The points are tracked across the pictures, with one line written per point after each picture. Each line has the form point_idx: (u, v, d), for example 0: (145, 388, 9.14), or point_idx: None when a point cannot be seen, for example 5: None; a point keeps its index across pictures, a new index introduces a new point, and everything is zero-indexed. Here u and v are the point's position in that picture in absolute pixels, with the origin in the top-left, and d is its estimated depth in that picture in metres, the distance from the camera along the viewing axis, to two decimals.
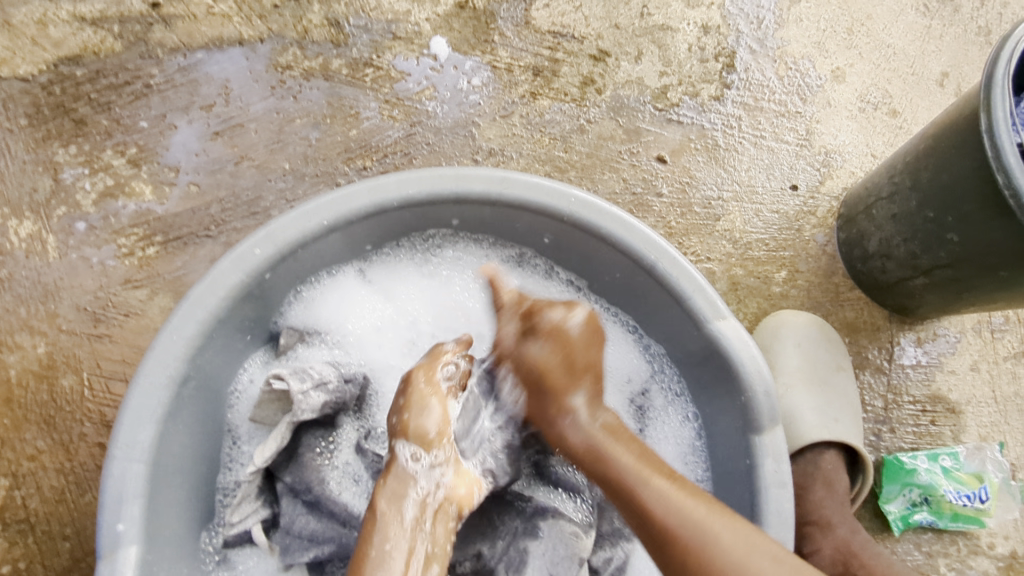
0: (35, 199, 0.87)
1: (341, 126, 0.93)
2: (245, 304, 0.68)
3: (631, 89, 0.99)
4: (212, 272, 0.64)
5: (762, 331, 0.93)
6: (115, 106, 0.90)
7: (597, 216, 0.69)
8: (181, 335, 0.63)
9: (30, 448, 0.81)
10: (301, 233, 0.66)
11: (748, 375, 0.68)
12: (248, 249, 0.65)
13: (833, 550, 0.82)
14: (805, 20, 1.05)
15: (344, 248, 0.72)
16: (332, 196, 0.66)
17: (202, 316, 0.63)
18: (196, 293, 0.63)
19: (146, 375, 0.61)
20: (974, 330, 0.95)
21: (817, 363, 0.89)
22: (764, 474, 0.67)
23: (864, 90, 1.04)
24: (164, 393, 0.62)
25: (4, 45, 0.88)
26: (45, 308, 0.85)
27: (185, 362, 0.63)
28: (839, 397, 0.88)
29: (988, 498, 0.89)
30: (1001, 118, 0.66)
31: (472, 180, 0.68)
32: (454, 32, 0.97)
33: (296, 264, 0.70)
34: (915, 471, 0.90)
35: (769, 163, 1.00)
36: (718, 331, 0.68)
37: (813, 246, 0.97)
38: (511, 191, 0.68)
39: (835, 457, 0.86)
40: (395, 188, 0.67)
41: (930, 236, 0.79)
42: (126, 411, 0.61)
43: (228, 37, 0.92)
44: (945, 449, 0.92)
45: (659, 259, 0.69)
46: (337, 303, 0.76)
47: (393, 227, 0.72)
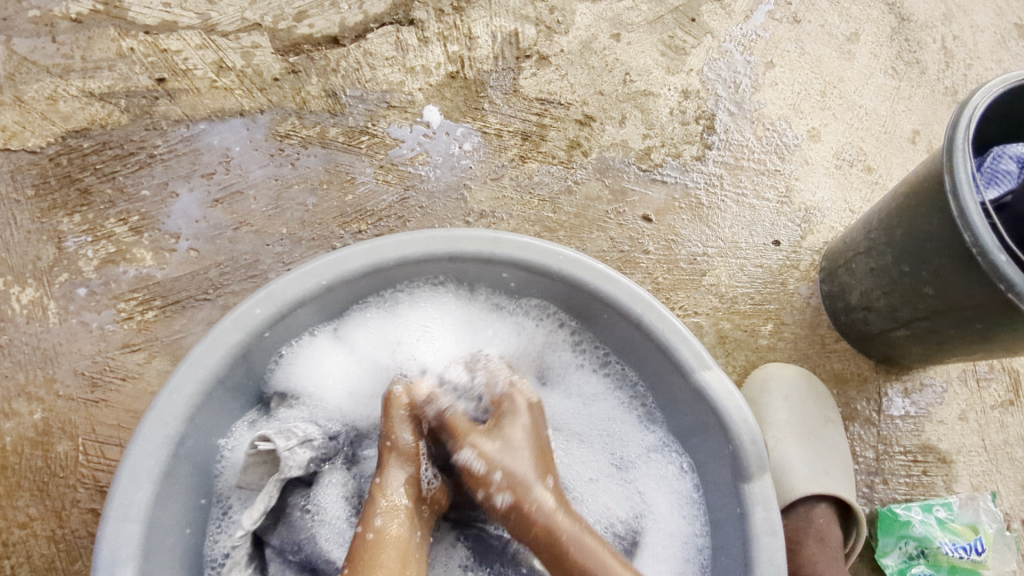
0: (38, 267, 0.89)
1: (338, 191, 0.97)
2: (243, 363, 0.69)
3: (617, 151, 1.04)
4: (213, 331, 0.66)
5: (751, 383, 0.94)
6: (119, 175, 0.93)
7: (586, 273, 0.71)
8: (179, 395, 0.64)
9: (22, 515, 0.81)
10: (298, 294, 0.68)
11: (735, 424, 0.69)
12: (248, 309, 0.67)
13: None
14: (780, 83, 1.11)
15: (338, 308, 0.74)
16: (331, 257, 0.69)
17: (200, 376, 0.65)
18: (195, 353, 0.65)
19: (144, 435, 0.62)
20: (960, 379, 0.97)
21: (806, 416, 0.91)
22: (755, 522, 0.67)
23: (840, 148, 1.09)
24: (163, 452, 0.63)
25: (15, 120, 0.93)
26: (43, 373, 0.86)
27: (182, 422, 0.64)
28: (829, 449, 0.89)
29: (985, 549, 0.89)
30: (963, 179, 0.69)
31: (464, 241, 0.71)
32: (446, 101, 1.02)
33: (292, 323, 0.71)
34: (910, 522, 0.90)
35: (751, 221, 1.03)
36: (705, 380, 0.69)
37: (797, 299, 1.00)
38: (502, 250, 0.71)
39: (826, 511, 0.86)
40: (391, 249, 0.70)
41: (908, 290, 0.82)
42: (123, 470, 0.61)
43: (229, 109, 0.97)
44: (939, 500, 0.92)
45: (645, 311, 0.71)
46: (328, 363, 0.77)
47: (386, 286, 0.75)
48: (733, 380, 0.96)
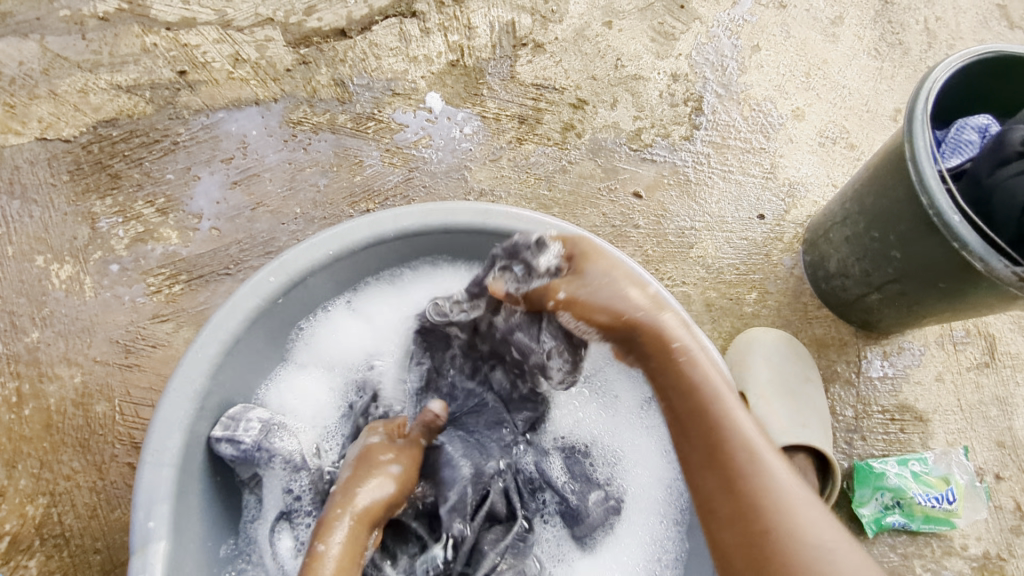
0: (74, 245, 0.96)
1: (347, 173, 1.04)
2: (262, 326, 0.75)
3: (608, 132, 1.10)
4: (233, 296, 0.71)
5: (735, 346, 0.99)
6: (146, 161, 1.00)
7: None
8: (205, 354, 0.69)
9: (65, 468, 0.87)
10: (310, 263, 0.74)
11: None
12: (264, 276, 0.72)
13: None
14: (765, 66, 1.17)
15: (347, 278, 0.79)
16: (338, 230, 0.74)
17: (223, 337, 0.70)
18: (218, 317, 0.71)
19: (176, 390, 0.68)
20: (936, 343, 1.03)
21: (785, 374, 0.95)
22: None
23: (823, 126, 1.15)
24: (189, 405, 0.69)
25: (50, 111, 1.00)
26: (82, 341, 0.92)
27: (207, 378, 0.70)
28: (807, 406, 0.93)
29: (956, 499, 0.93)
30: (921, 147, 0.74)
31: (464, 212, 0.76)
32: (447, 87, 1.08)
33: (306, 291, 0.77)
34: (885, 474, 0.94)
35: (736, 196, 1.09)
36: None
37: (780, 269, 1.06)
38: (498, 220, 0.76)
39: (806, 459, 0.89)
40: (394, 221, 0.75)
41: (878, 255, 0.88)
42: (156, 421, 0.67)
43: (246, 98, 1.04)
44: (914, 455, 0.97)
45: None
46: (347, 329, 0.83)
47: (392, 254, 0.80)
48: (719, 345, 1.02)
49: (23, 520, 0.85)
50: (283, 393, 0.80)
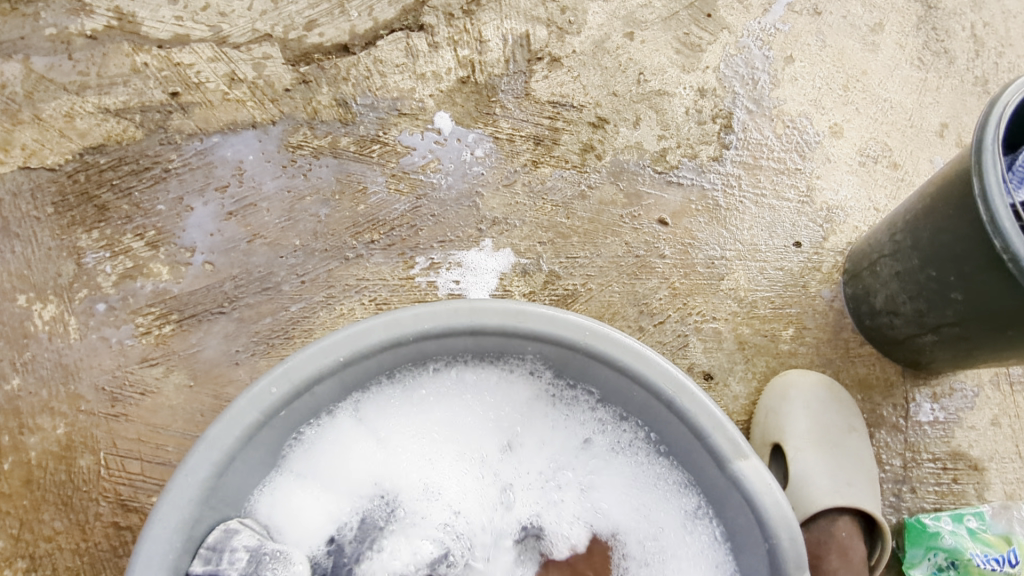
0: (59, 283, 0.89)
1: (350, 201, 0.96)
2: (259, 442, 0.62)
3: (631, 153, 1.02)
4: (228, 408, 0.59)
5: (770, 391, 0.91)
6: (136, 190, 0.94)
7: (617, 349, 0.62)
8: (195, 477, 0.57)
9: (47, 529, 0.80)
10: (314, 371, 0.61)
11: (771, 519, 0.59)
12: (265, 387, 0.60)
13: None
14: (799, 79, 1.08)
15: (358, 383, 0.66)
16: (347, 331, 0.62)
17: (215, 458, 0.58)
18: (212, 432, 0.58)
19: (160, 521, 0.56)
20: (992, 383, 0.94)
21: (827, 426, 0.88)
22: None
23: (863, 144, 1.06)
24: (177, 535, 0.57)
25: (34, 138, 0.94)
26: (65, 387, 0.85)
27: (198, 505, 0.58)
28: (851, 460, 0.87)
29: (1021, 562, 0.84)
30: (993, 183, 0.65)
31: (490, 312, 0.63)
32: (457, 106, 1.01)
33: (309, 402, 0.64)
34: (938, 534, 0.86)
35: (770, 222, 1.01)
36: (740, 472, 0.60)
37: (819, 302, 0.97)
38: (530, 324, 0.63)
39: (847, 522, 0.83)
40: (411, 322, 0.62)
41: (934, 294, 0.79)
42: (137, 557, 0.55)
43: (242, 121, 0.97)
44: (970, 509, 0.89)
45: (677, 393, 0.62)
46: (351, 442, 0.67)
47: (407, 361, 0.66)
48: (752, 388, 0.93)
49: None
50: (279, 505, 0.65)
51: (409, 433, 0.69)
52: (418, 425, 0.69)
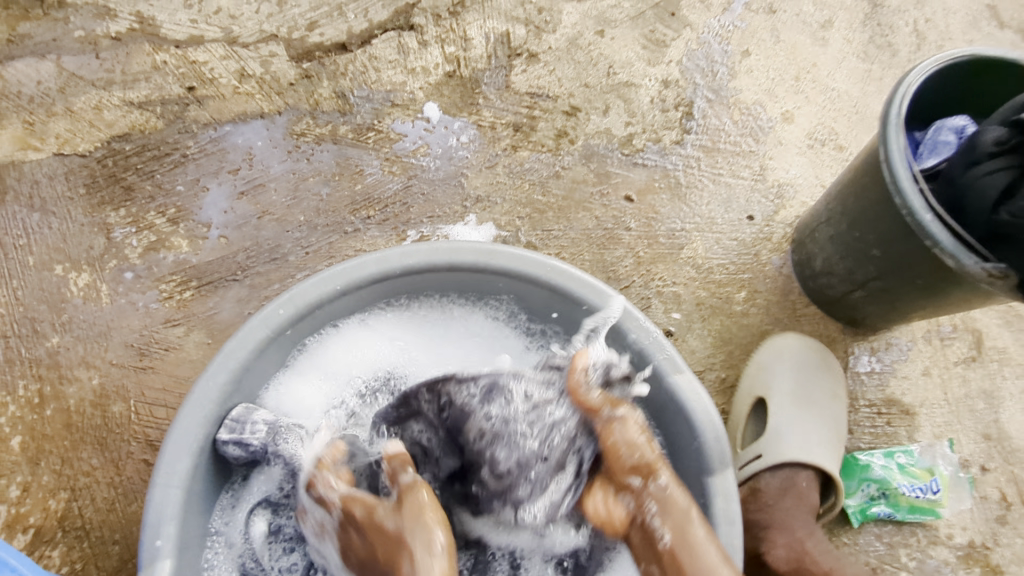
0: (91, 254, 1.01)
1: (348, 182, 1.08)
2: (274, 352, 0.79)
3: (601, 138, 1.13)
4: (244, 327, 0.75)
5: (764, 350, 1.02)
6: (157, 173, 1.05)
7: (571, 283, 0.80)
8: (216, 381, 0.74)
9: (85, 465, 0.92)
10: (318, 297, 0.78)
11: (699, 421, 0.76)
12: (274, 309, 0.76)
13: (787, 544, 0.89)
14: (755, 71, 1.20)
15: (356, 307, 0.84)
16: (345, 266, 0.78)
17: (234, 366, 0.75)
18: (230, 346, 0.75)
19: (187, 413, 0.73)
20: (924, 338, 1.05)
21: (811, 391, 0.98)
22: (715, 511, 0.74)
23: (813, 128, 1.18)
24: (199, 430, 0.73)
25: (67, 128, 1.06)
26: (99, 345, 0.97)
27: (218, 405, 0.74)
28: (826, 428, 0.96)
29: (940, 489, 0.97)
30: (895, 150, 0.77)
31: (465, 252, 0.80)
32: (444, 98, 1.13)
33: (313, 322, 0.81)
34: (870, 466, 0.98)
35: (726, 198, 1.12)
36: (676, 383, 0.77)
37: (769, 268, 1.08)
38: (498, 261, 0.80)
39: (809, 475, 0.93)
40: (399, 259, 0.80)
41: (860, 253, 0.91)
42: (169, 443, 0.72)
43: (251, 112, 1.09)
44: (900, 447, 1.00)
45: (622, 319, 0.79)
46: (345, 348, 0.86)
47: (396, 292, 0.84)
48: (708, 343, 1.04)
49: (47, 513, 0.90)
50: (284, 398, 0.84)
51: (393, 342, 0.88)
52: (399, 336, 0.88)
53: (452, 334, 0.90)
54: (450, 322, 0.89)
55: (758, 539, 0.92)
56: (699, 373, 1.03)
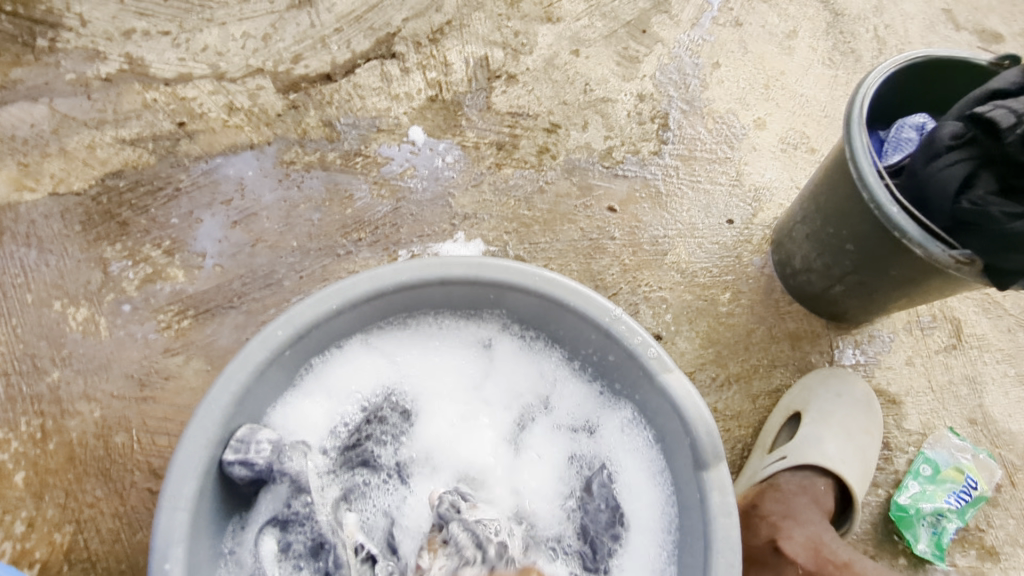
0: (89, 289, 1.03)
1: (339, 207, 1.11)
2: (273, 374, 0.81)
3: (581, 153, 1.17)
4: (243, 350, 0.77)
5: (812, 374, 1.03)
6: (151, 207, 1.08)
7: (560, 290, 0.83)
8: (218, 405, 0.76)
9: (89, 497, 0.93)
10: (314, 317, 0.80)
11: (691, 418, 0.79)
12: (272, 331, 0.78)
13: (805, 538, 0.86)
14: (726, 81, 1.24)
15: (353, 325, 0.86)
16: (339, 285, 0.81)
17: (235, 389, 0.76)
18: (229, 369, 0.77)
19: (190, 438, 0.74)
20: (905, 329, 1.09)
21: (852, 417, 0.98)
22: (711, 506, 0.76)
23: (785, 134, 1.22)
24: (205, 451, 0.75)
25: (61, 168, 1.08)
26: (100, 377, 0.99)
27: (221, 428, 0.76)
28: (859, 452, 0.96)
29: (978, 482, 0.98)
30: (859, 148, 0.81)
31: (455, 266, 0.83)
32: (428, 121, 1.16)
33: (311, 342, 0.83)
34: (906, 489, 0.99)
35: (705, 204, 1.16)
36: (666, 382, 0.80)
37: (751, 269, 1.12)
38: (488, 272, 0.83)
39: (826, 482, 0.93)
40: (391, 276, 0.82)
41: (835, 249, 0.94)
42: (173, 468, 0.73)
43: (241, 143, 1.12)
44: (920, 458, 1.01)
45: (612, 322, 0.82)
46: (347, 365, 0.88)
47: (391, 308, 0.86)
48: (697, 344, 1.06)
49: (53, 547, 0.90)
50: (287, 415, 0.86)
51: (391, 357, 0.90)
52: (397, 350, 0.91)
53: (448, 344, 0.92)
54: (444, 334, 0.92)
55: (776, 527, 0.88)
56: (689, 373, 1.05)
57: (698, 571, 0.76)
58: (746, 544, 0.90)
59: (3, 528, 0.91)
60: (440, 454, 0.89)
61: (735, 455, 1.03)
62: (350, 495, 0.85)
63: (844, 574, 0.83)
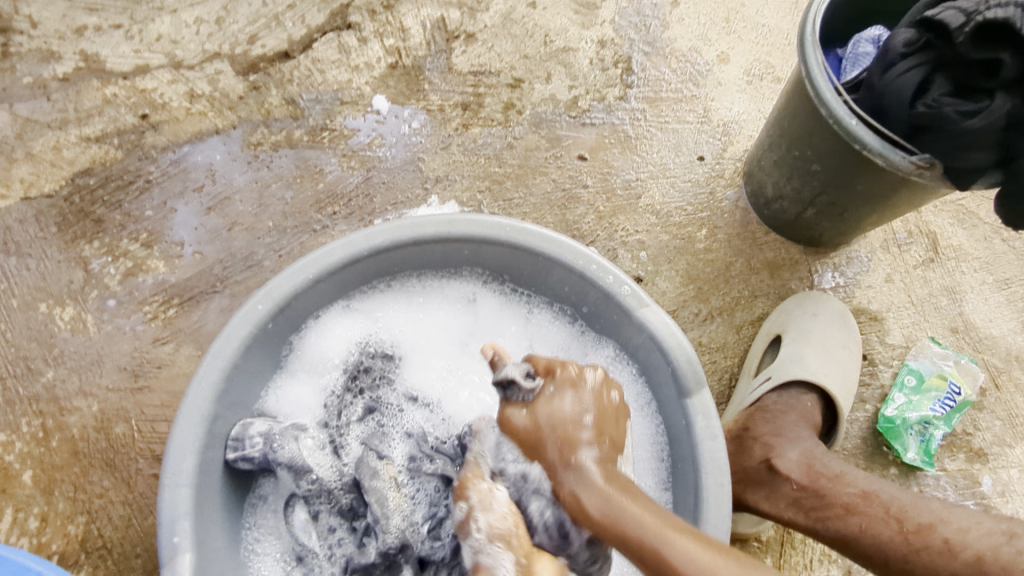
0: (72, 288, 1.04)
1: (310, 183, 1.11)
2: (259, 348, 0.82)
3: (547, 105, 1.17)
4: (226, 327, 0.78)
5: (791, 298, 1.05)
6: (125, 202, 1.08)
7: (532, 239, 0.83)
8: (208, 381, 0.77)
9: (97, 488, 0.95)
10: (293, 288, 0.81)
11: (670, 349, 0.80)
12: (253, 306, 0.79)
13: (798, 455, 0.87)
14: (686, 19, 1.23)
15: (334, 294, 0.87)
16: (314, 255, 0.81)
17: (223, 365, 0.78)
18: (215, 346, 0.78)
19: (185, 415, 0.75)
20: (882, 247, 1.10)
21: (832, 334, 0.99)
22: (697, 430, 0.78)
23: (749, 66, 1.22)
24: (200, 429, 0.76)
25: (30, 171, 1.08)
26: (93, 373, 1.00)
27: (213, 403, 0.77)
28: (841, 366, 0.97)
29: (962, 387, 1.00)
30: (814, 64, 0.81)
31: (426, 225, 0.83)
32: (391, 88, 1.16)
33: (294, 313, 0.84)
34: (892, 401, 1.01)
35: (675, 143, 1.16)
36: (643, 317, 0.81)
37: (726, 204, 1.12)
38: (459, 228, 0.83)
39: (813, 397, 0.94)
40: (364, 241, 0.83)
41: (803, 171, 0.95)
42: (171, 446, 0.74)
43: (206, 130, 1.12)
44: (905, 370, 1.03)
45: (586, 265, 0.83)
46: (335, 333, 0.90)
47: (370, 274, 0.87)
48: (678, 282, 1.08)
49: (68, 539, 0.93)
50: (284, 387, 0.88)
51: (377, 323, 0.92)
52: (382, 315, 0.92)
53: (431, 304, 0.93)
54: (426, 294, 0.93)
55: (769, 447, 0.88)
56: (672, 312, 1.06)
57: (690, 492, 0.78)
58: (741, 466, 0.90)
59: (18, 526, 0.93)
60: (437, 411, 0.91)
61: (723, 386, 1.05)
62: (370, 439, 0.87)
63: (837, 486, 0.83)
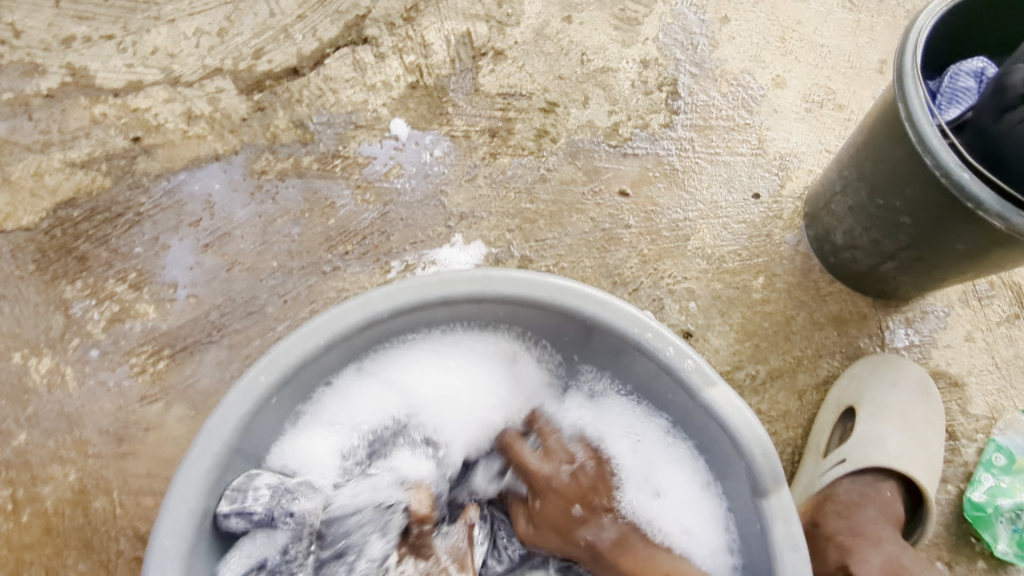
0: (50, 336, 0.92)
1: (320, 218, 0.99)
2: (260, 424, 0.70)
3: (584, 132, 1.05)
4: (222, 403, 0.66)
5: (862, 362, 0.93)
6: (112, 237, 0.96)
7: (580, 301, 0.71)
8: (199, 469, 0.65)
9: (73, 572, 0.84)
10: (300, 356, 0.69)
11: (744, 439, 0.68)
12: (254, 377, 0.67)
13: (882, 561, 0.79)
14: (737, 37, 1.11)
15: (348, 358, 0.75)
16: (325, 316, 0.69)
17: (217, 449, 0.66)
18: (209, 427, 0.66)
19: (169, 511, 0.63)
20: (961, 301, 0.97)
21: (911, 409, 0.90)
22: (776, 539, 0.66)
23: (808, 91, 1.09)
24: (188, 528, 0.64)
25: (6, 201, 0.96)
26: (72, 436, 0.89)
27: (205, 496, 0.65)
28: (924, 447, 0.88)
29: None
30: (917, 106, 0.68)
31: (457, 282, 0.71)
32: (411, 111, 1.04)
33: (302, 381, 0.72)
34: (979, 483, 0.89)
35: (727, 178, 1.04)
36: (711, 399, 0.69)
37: (785, 248, 1.00)
38: (494, 287, 0.71)
39: (890, 485, 0.87)
40: (384, 300, 0.70)
41: (887, 222, 0.82)
42: (153, 550, 0.62)
43: (205, 155, 1.00)
44: (993, 446, 0.91)
45: (643, 333, 0.71)
46: (349, 400, 0.77)
47: (390, 333, 0.76)
48: (733, 338, 0.96)
49: None
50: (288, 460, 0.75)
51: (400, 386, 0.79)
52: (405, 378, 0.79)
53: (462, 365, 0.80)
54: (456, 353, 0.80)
55: (846, 550, 0.81)
56: (726, 372, 0.94)
57: None
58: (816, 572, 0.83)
59: None
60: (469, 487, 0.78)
61: (785, 459, 0.93)
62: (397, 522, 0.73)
63: None
